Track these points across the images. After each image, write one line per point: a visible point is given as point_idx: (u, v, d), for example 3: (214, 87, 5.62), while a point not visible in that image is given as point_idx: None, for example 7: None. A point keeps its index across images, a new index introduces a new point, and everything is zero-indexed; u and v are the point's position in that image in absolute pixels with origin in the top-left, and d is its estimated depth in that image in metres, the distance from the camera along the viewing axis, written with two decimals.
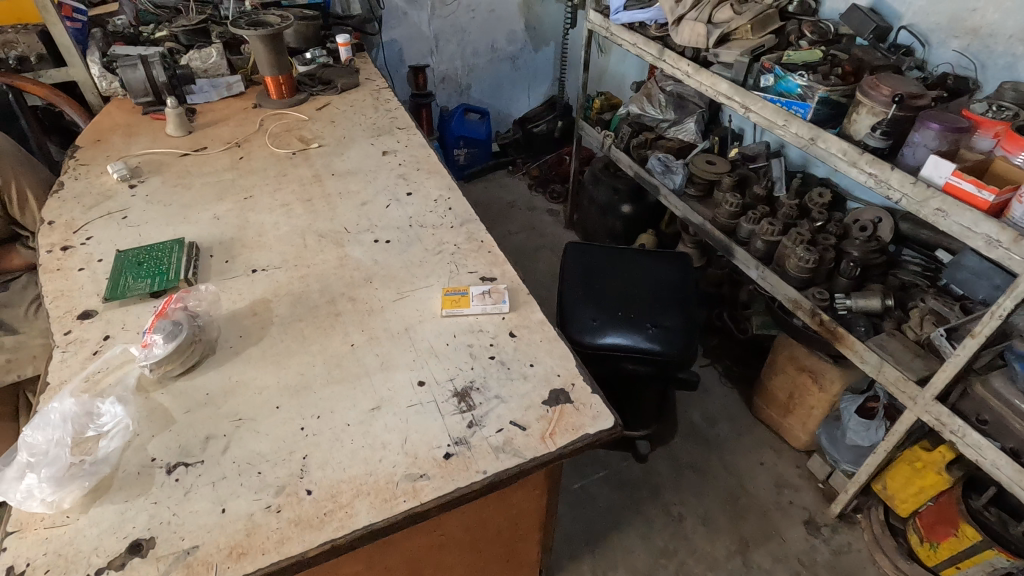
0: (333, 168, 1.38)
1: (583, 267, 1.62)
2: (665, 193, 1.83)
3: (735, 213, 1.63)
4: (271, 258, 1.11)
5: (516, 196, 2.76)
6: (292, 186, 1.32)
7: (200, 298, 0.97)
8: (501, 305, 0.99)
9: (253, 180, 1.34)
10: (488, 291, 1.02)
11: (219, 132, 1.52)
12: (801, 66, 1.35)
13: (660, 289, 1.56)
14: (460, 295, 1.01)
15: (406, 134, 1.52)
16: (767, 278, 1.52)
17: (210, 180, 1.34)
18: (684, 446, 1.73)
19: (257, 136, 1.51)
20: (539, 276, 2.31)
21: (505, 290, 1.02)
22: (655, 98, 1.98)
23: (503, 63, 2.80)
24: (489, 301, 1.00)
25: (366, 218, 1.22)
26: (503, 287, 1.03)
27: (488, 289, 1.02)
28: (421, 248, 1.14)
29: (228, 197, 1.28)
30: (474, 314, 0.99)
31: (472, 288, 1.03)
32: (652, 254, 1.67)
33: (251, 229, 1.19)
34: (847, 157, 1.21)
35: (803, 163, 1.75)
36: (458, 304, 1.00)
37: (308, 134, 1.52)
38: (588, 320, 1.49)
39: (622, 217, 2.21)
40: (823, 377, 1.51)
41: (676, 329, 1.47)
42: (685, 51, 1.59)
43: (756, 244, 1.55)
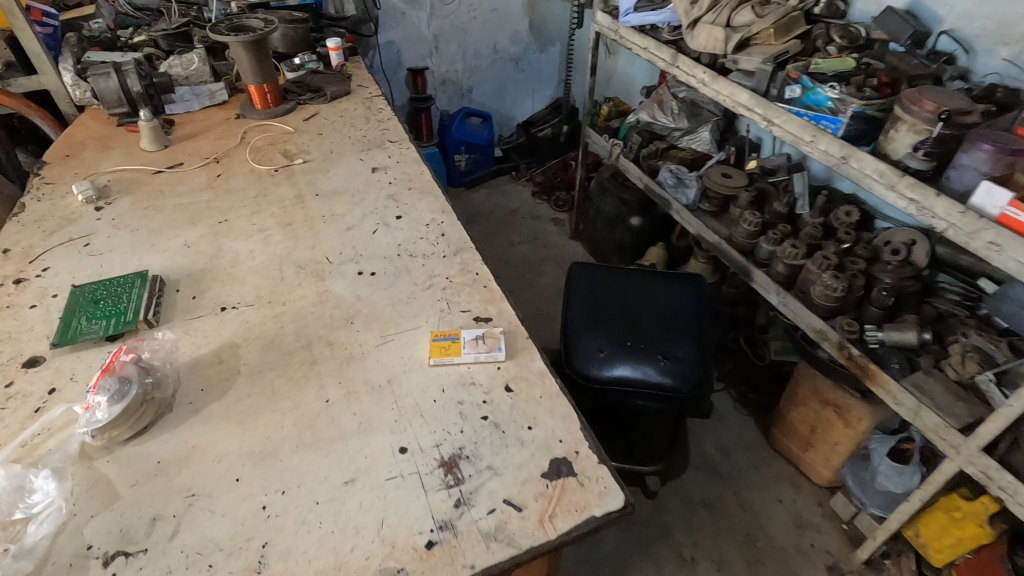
0: (318, 187, 1.27)
1: (589, 290, 1.50)
2: (677, 208, 1.72)
3: (754, 232, 1.51)
4: (243, 294, 1.00)
5: (519, 204, 2.65)
6: (272, 208, 1.21)
7: (155, 347, 0.87)
8: (497, 352, 0.88)
9: (231, 202, 1.23)
10: (480, 335, 0.91)
11: (197, 145, 1.42)
12: (832, 75, 1.22)
13: (673, 316, 1.44)
14: (450, 342, 0.90)
15: (398, 148, 1.41)
16: (789, 304, 1.40)
17: (184, 201, 1.23)
18: (696, 480, 1.61)
19: (238, 150, 1.40)
20: (543, 291, 2.19)
21: (501, 333, 0.91)
22: (667, 105, 1.82)
23: (507, 65, 2.68)
24: (484, 347, 0.89)
25: (351, 246, 1.11)
26: (499, 331, 0.92)
27: (483, 334, 0.91)
28: (409, 282, 1.02)
29: (201, 221, 1.17)
30: (466, 362, 0.88)
31: (463, 332, 0.92)
32: (663, 275, 1.56)
33: (224, 259, 1.08)
34: (883, 179, 1.08)
35: (827, 177, 1.62)
36: (448, 353, 0.88)
37: (293, 147, 1.41)
38: (594, 351, 1.38)
39: (630, 229, 2.09)
40: (850, 412, 1.39)
41: (690, 360, 1.36)
42: (702, 57, 1.47)
43: (778, 267, 1.43)
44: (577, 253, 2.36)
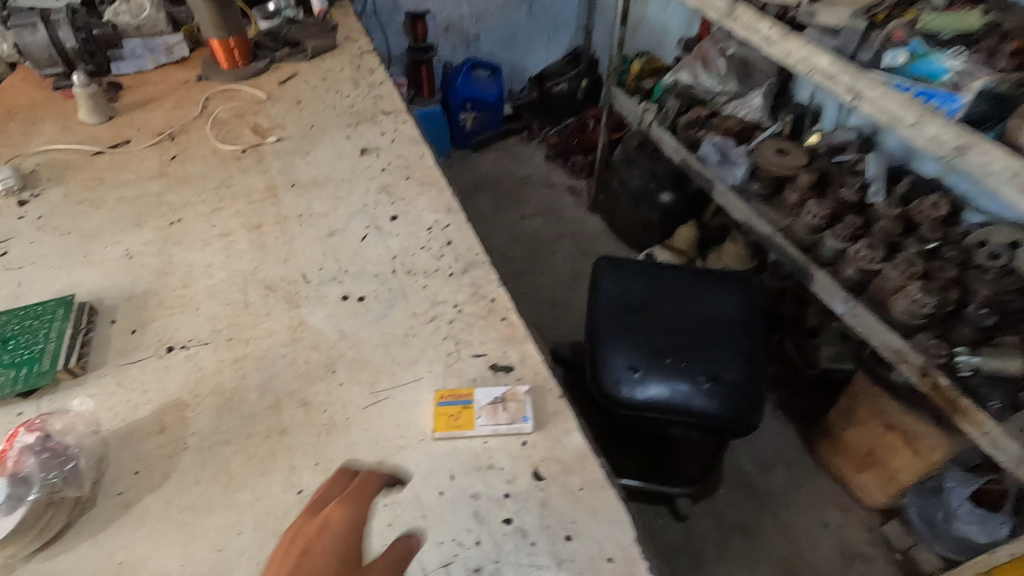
0: (294, 176, 1.03)
1: (620, 295, 1.29)
2: (721, 189, 1.47)
3: (818, 227, 1.27)
4: (196, 327, 0.79)
5: (531, 169, 2.38)
6: (237, 204, 0.98)
7: (72, 420, 0.67)
8: (522, 423, 0.68)
9: (186, 194, 0.99)
10: (499, 397, 0.70)
11: (149, 117, 1.16)
12: (951, 37, 1.00)
13: (718, 327, 1.23)
14: (458, 407, 0.69)
15: (392, 122, 1.15)
16: (859, 316, 1.18)
17: (129, 193, 0.99)
18: (731, 500, 1.45)
19: (198, 124, 1.14)
20: (558, 274, 1.97)
21: (524, 390, 0.71)
22: (713, 63, 1.57)
23: (519, 9, 2.35)
24: (505, 413, 0.69)
25: (334, 258, 0.89)
26: (523, 391, 0.71)
27: (503, 395, 0.70)
28: (407, 312, 0.81)
29: (149, 221, 0.94)
30: (482, 434, 0.68)
31: (474, 391, 0.71)
32: (705, 275, 1.33)
33: (174, 276, 0.86)
34: (1017, 179, 0.83)
35: (904, 156, 1.36)
36: (458, 424, 0.68)
37: (264, 120, 1.16)
38: (626, 370, 1.18)
39: (659, 207, 1.85)
40: (919, 441, 1.21)
41: (738, 383, 1.16)
42: (767, 8, 1.19)
43: (847, 271, 1.20)
44: (595, 229, 2.12)
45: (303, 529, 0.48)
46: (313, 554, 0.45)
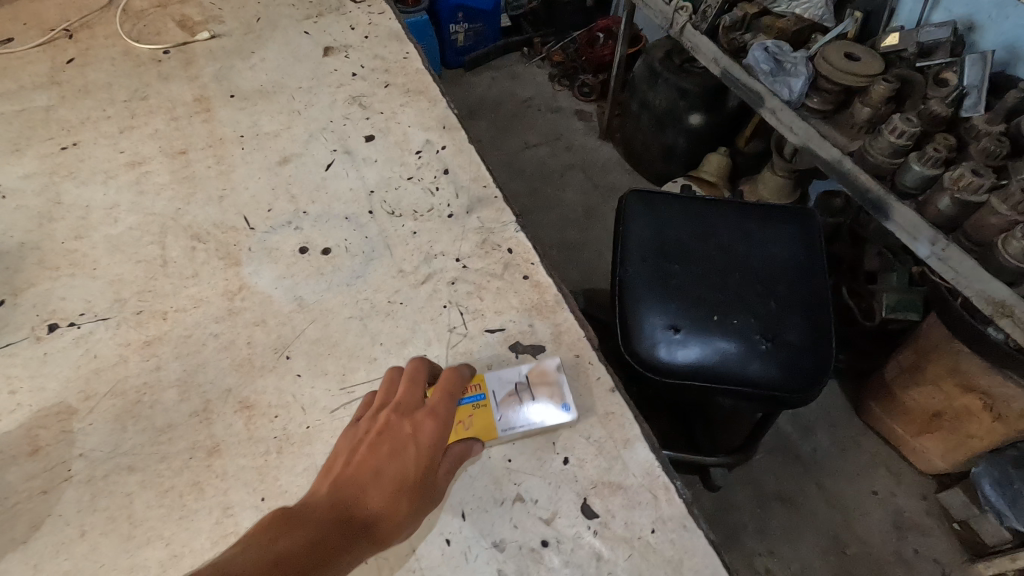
0: (234, 83, 0.77)
1: (653, 236, 1.07)
2: (773, 105, 1.21)
3: (900, 149, 1.03)
4: (92, 295, 0.56)
5: (534, 90, 2.07)
6: (154, 122, 0.72)
7: None
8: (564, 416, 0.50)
9: (86, 109, 0.73)
10: (522, 383, 0.51)
11: (40, 6, 0.87)
12: None
13: (772, 276, 1.02)
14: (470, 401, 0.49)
15: (365, 13, 0.87)
16: (950, 259, 0.96)
17: (6, 107, 0.73)
18: (769, 465, 1.28)
19: (106, 15, 0.86)
20: (568, 211, 1.73)
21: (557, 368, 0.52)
22: None
23: None
24: (534, 407, 0.50)
25: (287, 194, 0.65)
26: (551, 367, 0.52)
27: (527, 380, 0.51)
28: (391, 270, 0.58)
29: (32, 145, 0.69)
30: (506, 439, 0.49)
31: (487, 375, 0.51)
32: (756, 210, 1.10)
33: (64, 222, 0.62)
34: None
35: (1006, 59, 1.10)
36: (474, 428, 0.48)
37: (194, 11, 0.87)
38: (664, 329, 0.97)
39: (686, 130, 1.58)
40: (1006, 406, 1.02)
41: (800, 345, 0.95)
42: None
43: (939, 204, 0.98)
44: (609, 160, 1.86)
45: (395, 420, 0.45)
46: (402, 455, 0.43)
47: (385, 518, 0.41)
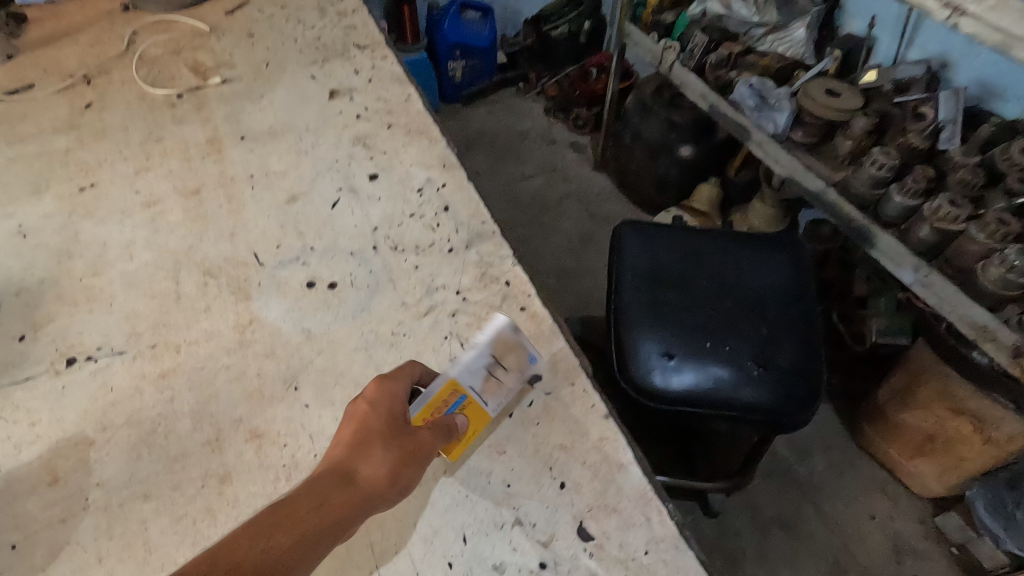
0: (244, 125, 0.81)
1: (646, 265, 1.10)
2: (759, 138, 1.26)
3: (882, 180, 1.07)
4: (108, 330, 0.59)
5: (530, 123, 2.14)
6: (168, 163, 0.76)
7: None
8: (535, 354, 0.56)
9: (103, 152, 0.77)
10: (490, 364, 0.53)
11: (59, 54, 0.92)
12: None
13: (762, 302, 1.05)
14: (458, 406, 0.51)
15: (369, 58, 0.92)
16: (933, 286, 1.00)
17: (27, 150, 0.77)
18: (767, 490, 1.29)
19: (123, 63, 0.90)
20: (564, 240, 1.77)
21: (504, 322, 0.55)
22: None
23: None
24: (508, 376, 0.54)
25: (295, 231, 0.68)
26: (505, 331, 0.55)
27: (493, 360, 0.53)
28: (395, 303, 0.61)
29: (52, 186, 0.72)
30: (505, 460, 0.52)
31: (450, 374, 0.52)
32: (745, 239, 1.14)
33: (82, 260, 0.65)
34: None
35: (980, 94, 1.15)
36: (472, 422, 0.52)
37: (206, 57, 0.92)
38: (659, 356, 0.99)
39: (678, 162, 1.63)
40: (996, 429, 1.04)
41: (792, 368, 0.98)
42: None
43: (920, 232, 1.01)
44: (603, 190, 1.91)
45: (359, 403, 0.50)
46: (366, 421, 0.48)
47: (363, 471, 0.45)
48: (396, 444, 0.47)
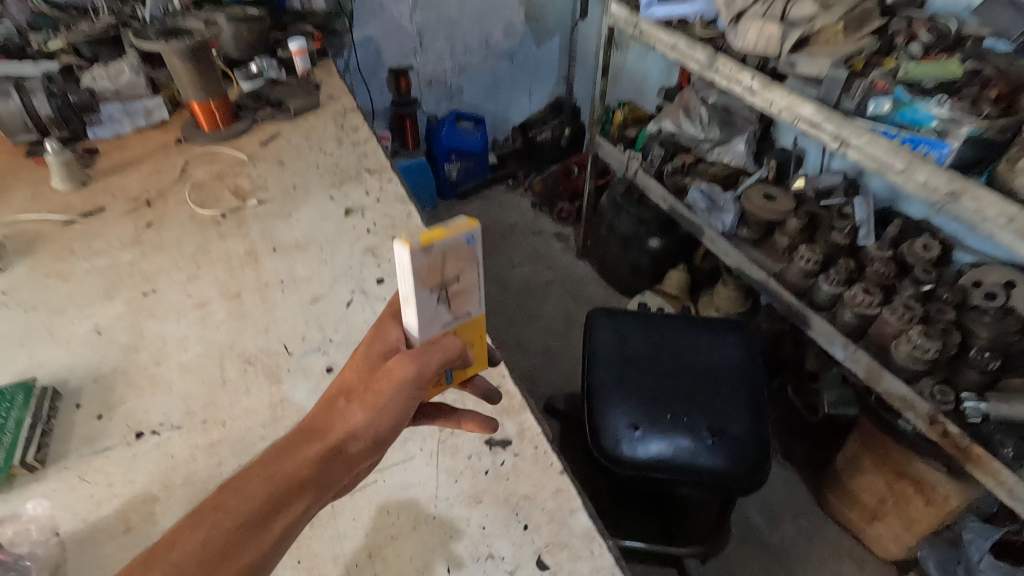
0: (276, 239, 1.00)
1: (614, 347, 1.26)
2: (711, 235, 1.47)
3: (812, 271, 1.27)
4: (168, 409, 0.74)
5: (518, 216, 2.38)
6: (214, 271, 0.94)
7: (19, 531, 0.61)
8: (466, 233, 0.53)
9: (162, 263, 0.95)
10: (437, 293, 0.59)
11: (125, 182, 1.13)
12: (933, 86, 0.97)
13: (718, 378, 1.20)
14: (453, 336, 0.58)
15: (377, 181, 1.13)
16: (860, 361, 1.16)
17: (100, 263, 0.95)
18: (741, 556, 1.38)
19: (176, 188, 1.11)
20: (549, 322, 1.94)
21: (411, 246, 0.49)
22: (695, 111, 1.59)
23: (500, 61, 2.35)
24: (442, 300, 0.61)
25: (317, 325, 0.85)
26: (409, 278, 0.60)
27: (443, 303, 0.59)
28: None
29: (121, 292, 0.90)
30: (481, 507, 0.65)
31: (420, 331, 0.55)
32: (702, 323, 1.31)
33: (146, 352, 0.81)
34: (1013, 224, 0.82)
35: (892, 197, 1.36)
36: (473, 333, 0.60)
37: (245, 183, 1.12)
38: (627, 428, 1.13)
39: (648, 252, 1.83)
40: (933, 490, 1.16)
41: (744, 437, 1.11)
42: (747, 59, 1.20)
43: (844, 316, 1.19)
44: (585, 276, 2.11)
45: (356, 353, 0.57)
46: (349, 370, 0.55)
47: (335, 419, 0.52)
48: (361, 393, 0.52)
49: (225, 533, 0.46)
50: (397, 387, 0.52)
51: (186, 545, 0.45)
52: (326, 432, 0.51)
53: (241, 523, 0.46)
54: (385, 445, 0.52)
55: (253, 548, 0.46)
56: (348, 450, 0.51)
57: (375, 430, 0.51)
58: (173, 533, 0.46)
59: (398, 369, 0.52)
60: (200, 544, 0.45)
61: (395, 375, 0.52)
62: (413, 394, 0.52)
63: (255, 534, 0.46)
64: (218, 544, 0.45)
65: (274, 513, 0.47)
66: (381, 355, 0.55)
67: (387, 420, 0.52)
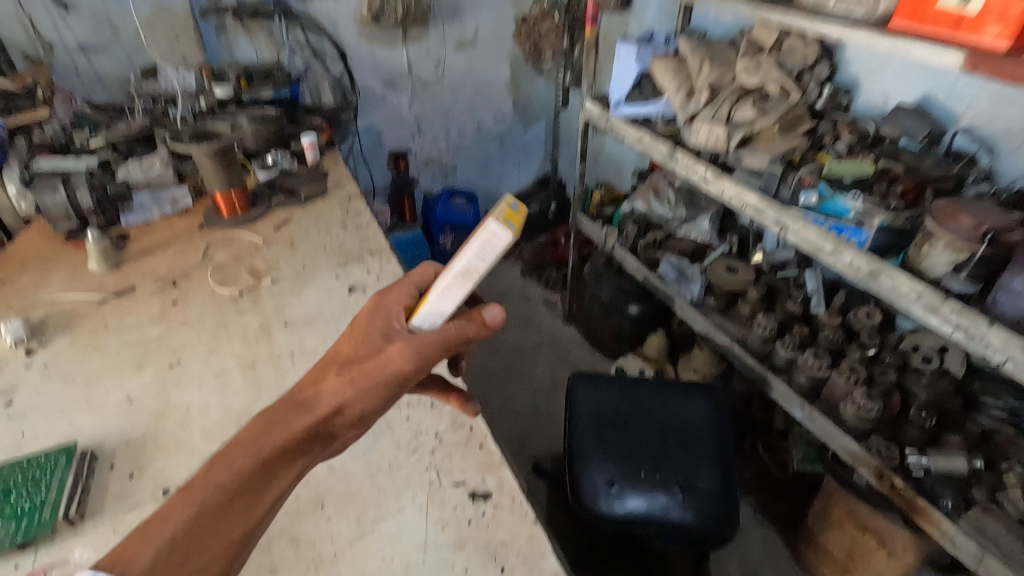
0: (287, 315, 1.13)
1: (593, 409, 1.37)
2: (681, 303, 1.61)
3: (770, 337, 1.40)
4: (191, 468, 0.84)
5: (508, 283, 2.53)
6: (232, 344, 1.06)
7: None
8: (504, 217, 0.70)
9: (186, 337, 1.07)
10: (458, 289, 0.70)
11: (153, 263, 1.27)
12: (851, 182, 1.14)
13: (689, 437, 1.30)
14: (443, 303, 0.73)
15: (378, 261, 1.28)
16: (816, 421, 1.27)
17: (131, 338, 1.07)
18: None
19: (199, 269, 1.25)
20: (537, 384, 2.04)
21: (518, 234, 0.69)
22: (663, 193, 1.76)
23: (491, 143, 2.57)
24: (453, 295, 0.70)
25: None
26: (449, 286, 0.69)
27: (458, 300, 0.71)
28: (392, 443, 0.88)
29: (149, 364, 1.02)
30: (464, 553, 0.75)
31: (445, 303, 0.69)
32: (675, 385, 1.42)
33: (172, 418, 0.92)
34: (922, 301, 0.96)
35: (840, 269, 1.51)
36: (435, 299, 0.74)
37: (260, 264, 1.27)
38: (604, 485, 1.23)
39: (628, 317, 1.97)
40: (893, 542, 1.23)
41: (713, 493, 1.21)
42: (701, 153, 1.37)
43: (800, 379, 1.32)
44: (572, 340, 2.23)
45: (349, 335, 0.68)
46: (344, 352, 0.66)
47: (328, 395, 0.62)
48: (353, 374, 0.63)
49: (229, 490, 0.54)
50: (388, 372, 0.64)
51: (186, 508, 0.52)
52: (315, 407, 0.61)
53: (242, 482, 0.55)
54: (365, 422, 0.63)
55: (249, 514, 0.55)
56: (335, 423, 0.61)
57: (360, 408, 0.63)
58: (171, 504, 0.53)
59: (392, 357, 0.64)
60: (208, 499, 0.53)
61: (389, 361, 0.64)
62: (397, 378, 0.64)
63: (257, 490, 0.56)
64: (223, 497, 0.54)
65: (267, 482, 0.56)
66: (374, 340, 0.67)
67: (371, 398, 0.63)
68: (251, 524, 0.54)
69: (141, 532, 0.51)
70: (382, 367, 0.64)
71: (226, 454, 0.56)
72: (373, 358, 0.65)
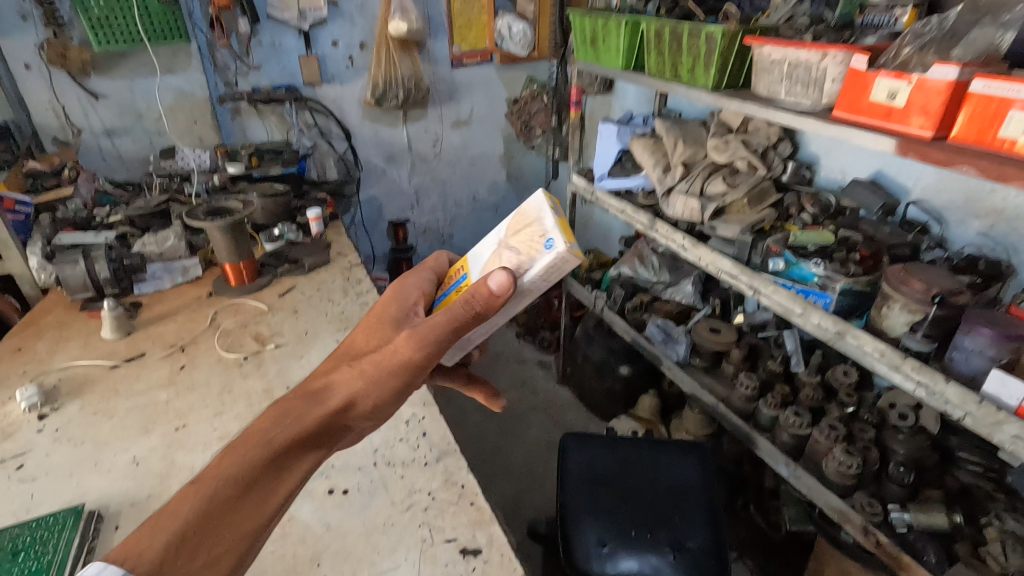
0: (289, 378, 1.19)
1: (584, 468, 1.40)
2: (667, 364, 1.66)
3: (752, 396, 1.46)
4: None
5: (503, 346, 2.59)
6: (236, 407, 1.11)
7: None
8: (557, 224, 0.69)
9: (192, 400, 1.13)
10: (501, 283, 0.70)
11: (163, 331, 1.34)
12: (814, 249, 1.22)
13: (680, 495, 1.33)
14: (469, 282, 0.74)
15: None
16: (802, 479, 1.29)
17: (140, 402, 1.13)
18: None
19: (206, 335, 1.32)
20: (532, 446, 2.06)
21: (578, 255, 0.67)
22: (649, 259, 1.87)
23: (486, 212, 2.71)
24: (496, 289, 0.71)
25: None
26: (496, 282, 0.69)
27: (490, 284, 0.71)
28: (386, 501, 0.92)
29: (156, 428, 1.06)
30: None
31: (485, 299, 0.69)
32: (664, 443, 1.46)
33: (175, 480, 0.96)
34: (886, 358, 1.03)
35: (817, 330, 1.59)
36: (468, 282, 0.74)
37: (265, 330, 1.34)
38: (596, 545, 1.24)
39: (619, 378, 2.02)
40: None
41: (704, 551, 1.23)
42: (678, 223, 1.49)
43: (783, 436, 1.36)
44: (566, 401, 2.27)
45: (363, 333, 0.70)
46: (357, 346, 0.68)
47: (340, 387, 0.64)
48: (365, 367, 0.65)
49: (240, 481, 0.55)
50: (397, 363, 0.65)
51: (194, 501, 0.53)
52: (328, 400, 0.63)
53: (252, 473, 0.56)
54: (376, 413, 0.65)
55: (259, 510, 0.56)
56: (348, 413, 0.63)
57: (370, 400, 0.64)
58: (182, 496, 0.53)
59: (402, 348, 0.65)
60: (218, 489, 0.54)
61: (400, 353, 0.65)
62: (408, 370, 0.65)
63: (267, 481, 0.57)
64: (233, 488, 0.55)
65: (276, 476, 0.57)
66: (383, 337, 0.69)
67: (381, 390, 0.64)
68: (263, 518, 0.56)
69: (151, 524, 0.51)
70: (392, 358, 0.64)
71: (239, 446, 0.57)
72: (382, 350, 0.66)
